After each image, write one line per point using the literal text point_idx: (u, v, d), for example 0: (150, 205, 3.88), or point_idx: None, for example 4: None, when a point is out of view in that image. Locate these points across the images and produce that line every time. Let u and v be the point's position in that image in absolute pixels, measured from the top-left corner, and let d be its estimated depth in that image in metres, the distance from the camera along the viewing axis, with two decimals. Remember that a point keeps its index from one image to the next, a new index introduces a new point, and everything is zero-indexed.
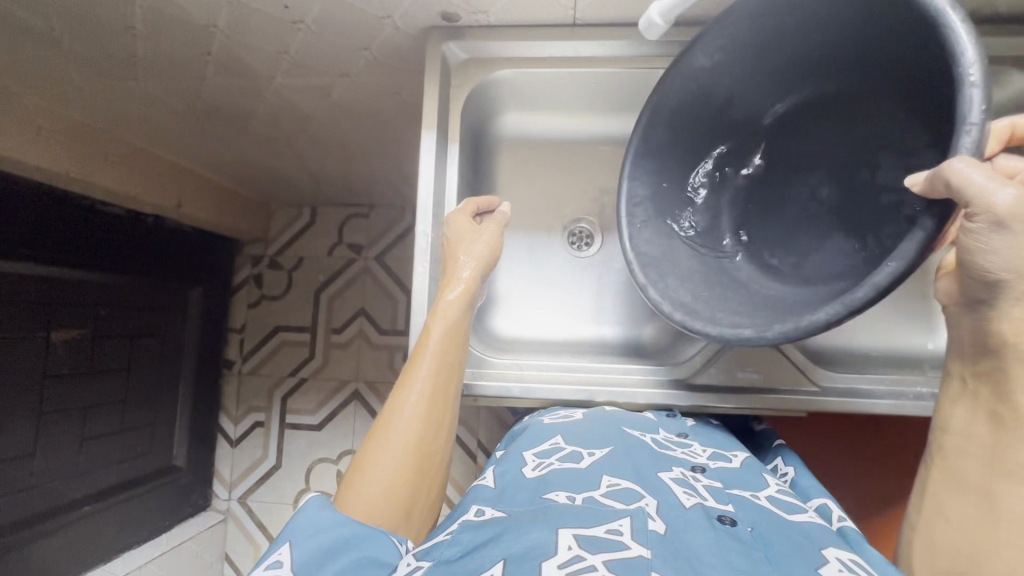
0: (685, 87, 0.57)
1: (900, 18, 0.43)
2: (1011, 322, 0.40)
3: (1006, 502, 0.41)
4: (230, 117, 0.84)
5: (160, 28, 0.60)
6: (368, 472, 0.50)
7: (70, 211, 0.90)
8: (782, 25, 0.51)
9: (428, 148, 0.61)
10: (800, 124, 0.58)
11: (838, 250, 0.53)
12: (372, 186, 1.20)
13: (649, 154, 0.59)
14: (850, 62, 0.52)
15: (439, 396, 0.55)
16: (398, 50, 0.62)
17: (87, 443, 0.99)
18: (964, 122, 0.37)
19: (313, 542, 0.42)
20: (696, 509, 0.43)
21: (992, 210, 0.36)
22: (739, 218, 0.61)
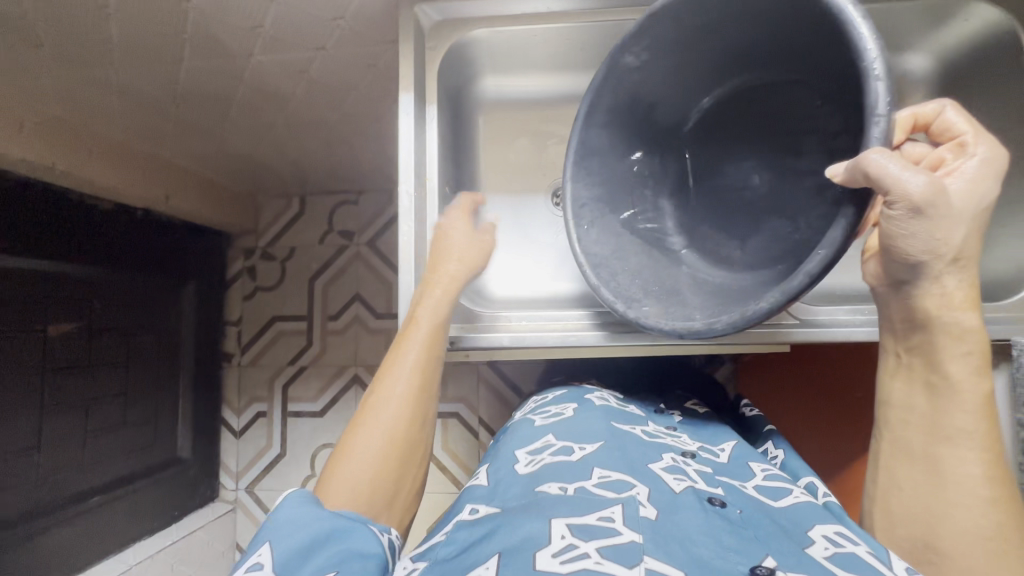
0: (618, 92, 0.57)
1: (810, 17, 0.45)
2: (934, 299, 0.43)
3: (950, 465, 0.44)
4: (209, 102, 0.84)
5: (133, 8, 0.60)
6: (351, 458, 0.51)
7: (58, 207, 0.91)
8: (708, 23, 0.52)
9: (407, 109, 0.61)
10: (727, 114, 0.59)
11: (772, 233, 0.53)
12: (359, 171, 1.20)
13: (591, 156, 0.59)
14: (768, 53, 0.53)
15: (424, 384, 0.56)
16: (371, 20, 0.63)
17: (90, 436, 1.00)
18: (873, 113, 0.37)
19: (298, 541, 0.42)
20: (686, 493, 0.44)
21: (909, 198, 0.37)
22: (681, 216, 0.61)
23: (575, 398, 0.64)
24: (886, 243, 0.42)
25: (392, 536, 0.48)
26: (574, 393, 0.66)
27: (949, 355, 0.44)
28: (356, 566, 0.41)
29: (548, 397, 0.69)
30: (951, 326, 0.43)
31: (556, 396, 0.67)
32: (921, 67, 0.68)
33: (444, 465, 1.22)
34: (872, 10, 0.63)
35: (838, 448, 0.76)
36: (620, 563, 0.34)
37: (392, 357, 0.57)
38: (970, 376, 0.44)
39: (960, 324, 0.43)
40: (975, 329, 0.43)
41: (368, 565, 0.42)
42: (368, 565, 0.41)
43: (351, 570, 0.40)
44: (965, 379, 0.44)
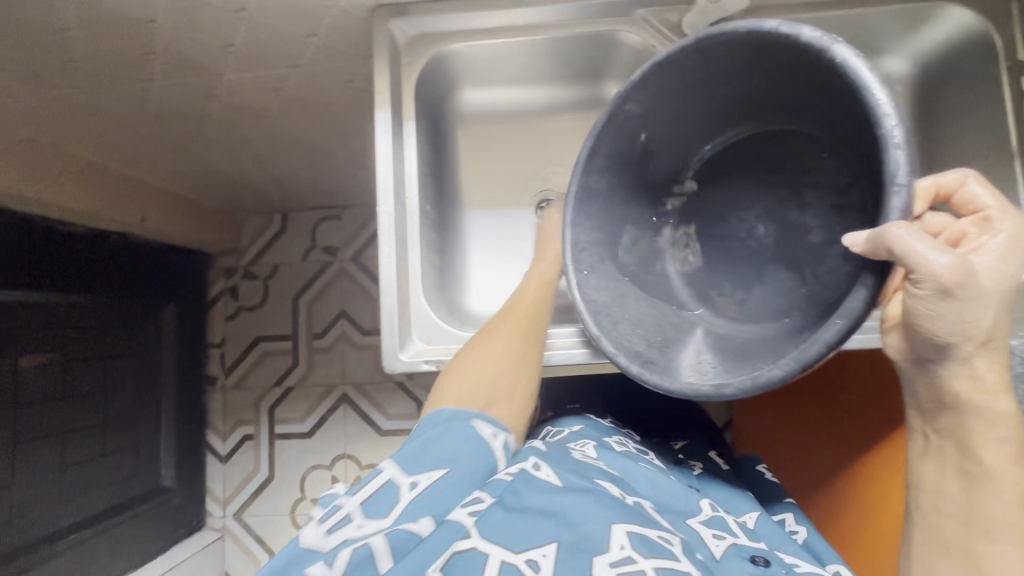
0: (620, 134, 0.54)
1: (818, 75, 0.44)
2: (965, 380, 0.42)
3: (991, 567, 0.43)
4: (182, 121, 0.82)
5: (95, 29, 0.59)
6: (467, 362, 0.57)
7: (29, 236, 0.88)
8: (716, 73, 0.50)
9: (384, 126, 0.60)
10: (731, 161, 0.57)
11: (779, 284, 0.52)
12: (341, 186, 1.18)
13: (590, 200, 0.56)
14: (778, 103, 0.51)
15: (531, 322, 0.60)
16: (345, 34, 0.62)
17: (67, 471, 0.96)
18: (895, 181, 0.37)
19: (414, 440, 0.49)
20: (729, 556, 0.46)
21: (936, 278, 0.37)
22: (684, 264, 0.59)
23: (594, 437, 0.61)
24: (912, 320, 0.41)
25: (506, 439, 0.53)
26: (593, 430, 0.63)
27: (982, 441, 0.43)
28: (465, 466, 0.48)
29: (566, 424, 0.66)
30: (983, 411, 0.43)
31: (570, 433, 0.63)
32: (899, 70, 0.69)
33: None
34: (853, 16, 0.62)
35: (831, 465, 0.75)
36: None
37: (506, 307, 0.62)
38: (1008, 466, 0.43)
39: (991, 409, 0.42)
40: (1010, 415, 0.42)
41: (476, 467, 0.48)
42: (476, 468, 0.48)
43: (460, 469, 0.47)
44: (1001, 468, 0.43)
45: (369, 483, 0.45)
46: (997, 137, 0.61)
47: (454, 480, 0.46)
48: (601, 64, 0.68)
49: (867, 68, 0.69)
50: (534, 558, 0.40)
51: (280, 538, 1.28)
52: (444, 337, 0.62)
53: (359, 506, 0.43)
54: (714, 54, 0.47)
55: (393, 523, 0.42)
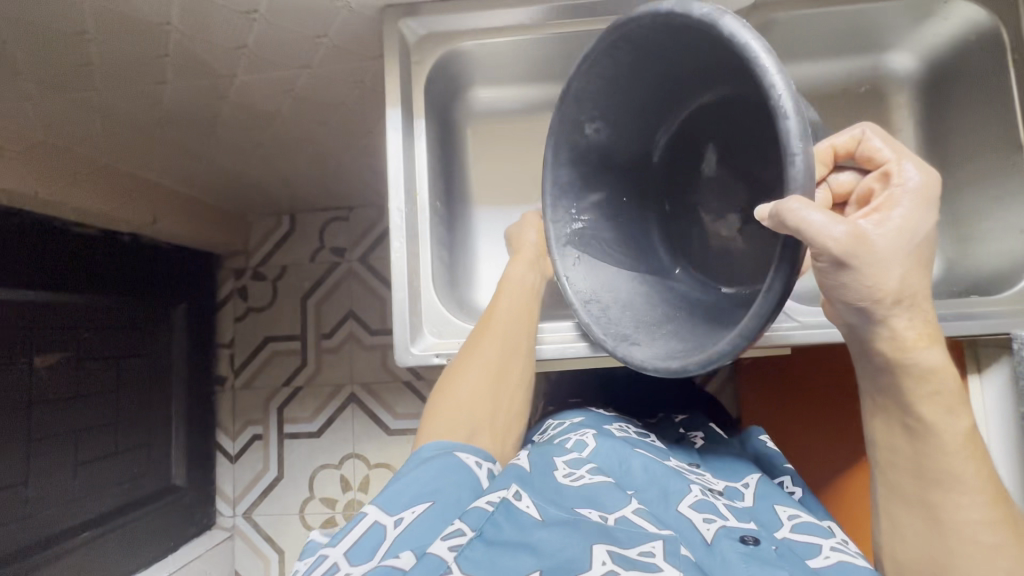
0: (574, 137, 0.56)
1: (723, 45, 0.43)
2: (887, 340, 0.41)
3: (947, 512, 0.43)
4: (193, 122, 0.83)
5: (110, 31, 0.60)
6: (454, 385, 0.58)
7: (44, 236, 0.89)
8: (642, 53, 0.49)
9: (394, 123, 0.61)
10: (693, 136, 0.58)
11: (756, 243, 0.54)
12: (350, 187, 1.19)
13: (566, 196, 0.57)
14: (720, 71, 0.49)
15: (517, 328, 0.60)
16: (356, 34, 0.63)
17: (80, 469, 0.97)
18: (789, 153, 0.35)
19: (397, 480, 0.48)
20: (720, 539, 0.45)
21: (832, 250, 0.35)
22: (671, 237, 0.61)
23: (594, 426, 0.62)
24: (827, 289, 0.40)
25: (491, 467, 0.54)
26: (593, 420, 0.64)
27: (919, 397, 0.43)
28: (449, 496, 0.47)
29: (565, 419, 0.66)
30: (913, 366, 0.42)
31: (573, 424, 0.64)
32: (906, 66, 0.69)
33: None
34: (861, 11, 0.62)
35: (842, 453, 0.75)
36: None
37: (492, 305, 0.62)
38: (942, 416, 0.43)
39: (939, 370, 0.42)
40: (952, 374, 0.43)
41: (462, 494, 0.48)
42: (462, 494, 0.48)
43: (444, 500, 0.46)
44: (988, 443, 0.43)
45: (353, 528, 0.43)
46: (1007, 132, 0.61)
47: (439, 510, 0.46)
48: None
49: (874, 65, 0.69)
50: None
51: (290, 537, 1.29)
52: (455, 331, 0.62)
53: (345, 554, 0.41)
54: (629, 38, 0.47)
55: (380, 561, 0.40)
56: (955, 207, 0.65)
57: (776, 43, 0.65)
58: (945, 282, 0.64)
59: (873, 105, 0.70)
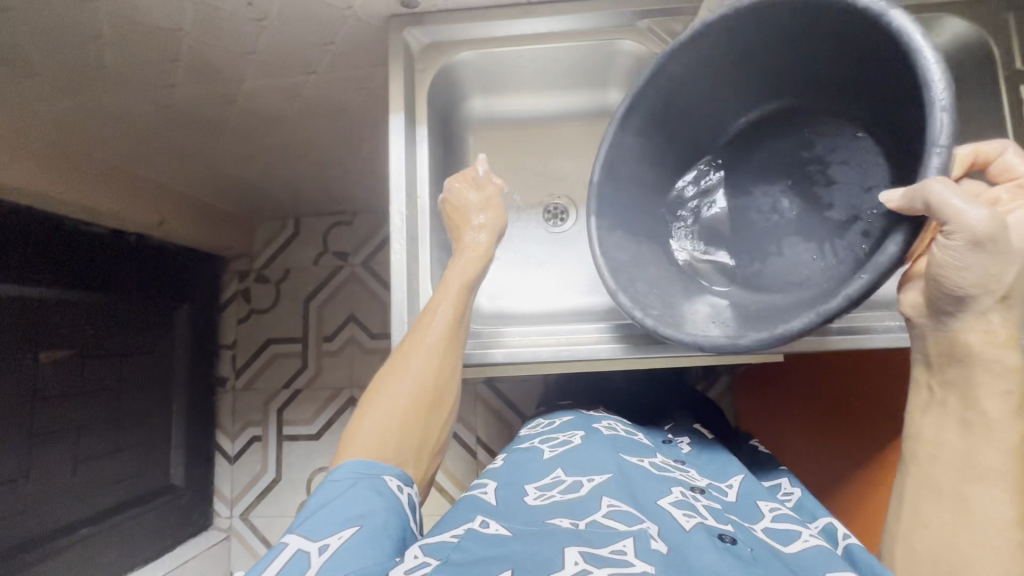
0: (655, 90, 0.56)
1: (863, 45, 0.44)
2: (979, 334, 0.41)
3: (980, 504, 0.41)
4: (202, 125, 0.85)
5: (124, 36, 0.62)
6: (381, 402, 0.54)
7: (53, 235, 0.91)
8: (771, 35, 0.50)
9: (397, 129, 0.62)
10: (763, 135, 0.57)
11: (795, 257, 0.52)
12: (354, 192, 1.21)
13: (624, 157, 0.59)
14: (825, 80, 0.51)
15: (448, 344, 0.56)
16: (362, 42, 0.64)
17: (80, 465, 0.98)
18: (934, 144, 0.37)
19: (319, 509, 0.44)
20: (697, 530, 0.43)
21: (969, 230, 0.37)
22: (704, 228, 0.61)
23: (582, 426, 0.63)
24: (934, 272, 0.41)
25: (411, 492, 0.50)
26: (581, 420, 0.65)
27: (986, 392, 0.42)
28: (378, 519, 0.43)
29: (556, 419, 0.67)
30: (992, 364, 0.41)
31: (563, 422, 0.65)
32: None
33: (440, 484, 1.20)
34: None
35: (840, 462, 0.75)
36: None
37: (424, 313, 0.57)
38: (1006, 418, 0.41)
39: (1002, 363, 0.41)
40: (1017, 369, 0.41)
41: (391, 519, 0.44)
42: (390, 519, 0.44)
43: (373, 524, 0.43)
44: None
45: (277, 558, 0.40)
46: None
47: (369, 532, 0.42)
48: (606, 73, 0.71)
49: None
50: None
51: None
52: None
53: None
54: (764, 14, 0.48)
55: None
56: None
57: None
58: None
59: None
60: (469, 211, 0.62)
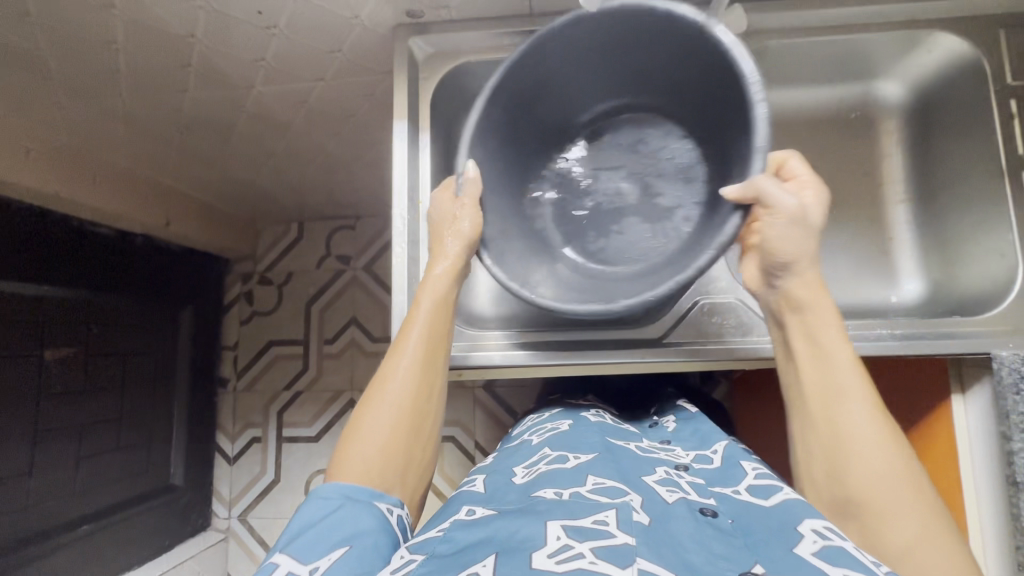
0: (527, 78, 0.58)
1: (701, 61, 0.54)
2: (803, 289, 0.50)
3: (842, 420, 0.47)
4: (211, 130, 0.87)
5: (137, 43, 0.64)
6: (362, 435, 0.51)
7: (61, 234, 0.92)
8: (633, 40, 0.56)
9: (401, 135, 0.64)
10: (605, 129, 0.67)
11: (633, 234, 0.63)
12: (357, 197, 1.23)
13: (491, 138, 0.60)
14: (668, 87, 0.61)
15: (432, 355, 0.56)
16: (368, 50, 0.66)
17: (82, 462, 0.99)
18: (757, 147, 0.47)
19: (305, 530, 0.43)
20: (679, 503, 0.43)
21: (785, 212, 0.47)
22: (556, 209, 0.67)
23: (571, 416, 0.64)
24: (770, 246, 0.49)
25: (401, 513, 0.48)
26: (569, 411, 0.66)
27: (822, 331, 0.49)
28: (367, 540, 0.42)
29: (545, 413, 0.69)
30: (819, 309, 0.49)
31: (550, 415, 0.67)
32: (896, 95, 0.69)
33: (439, 488, 1.21)
34: (851, 41, 0.63)
35: None
36: (613, 563, 0.35)
37: (398, 337, 0.56)
38: (837, 342, 0.49)
39: (827, 306, 0.49)
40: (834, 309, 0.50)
41: (380, 539, 0.43)
42: (379, 539, 0.43)
43: (362, 545, 0.42)
44: None
45: None
46: (986, 161, 0.61)
47: (356, 554, 0.41)
48: None
49: (864, 92, 0.70)
50: (474, 572, 0.35)
51: None
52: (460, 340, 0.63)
53: None
54: (630, 22, 0.54)
55: None
56: (945, 228, 0.65)
57: (766, 68, 0.66)
58: (929, 304, 0.65)
59: (863, 131, 0.70)
60: (443, 221, 0.57)
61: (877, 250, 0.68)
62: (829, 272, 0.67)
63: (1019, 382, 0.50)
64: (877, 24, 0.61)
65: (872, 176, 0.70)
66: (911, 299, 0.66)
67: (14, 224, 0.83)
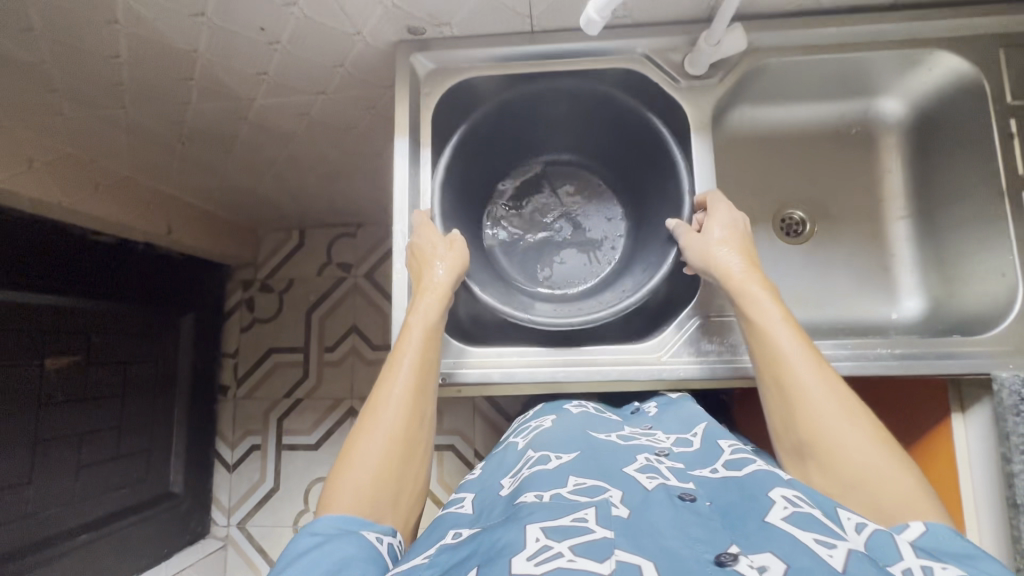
0: (482, 132, 0.71)
1: (628, 126, 0.71)
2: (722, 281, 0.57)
3: (788, 380, 0.51)
4: (213, 140, 0.87)
5: (141, 56, 0.64)
6: (354, 463, 0.51)
7: (64, 244, 0.92)
8: (576, 106, 0.71)
9: (401, 151, 0.63)
10: (539, 177, 0.80)
11: (575, 263, 0.76)
12: (359, 205, 1.23)
13: (455, 181, 0.70)
14: (607, 152, 0.76)
15: (421, 384, 0.56)
16: (371, 65, 0.66)
17: (82, 471, 0.99)
18: (685, 191, 0.64)
19: (291, 565, 0.42)
20: (658, 489, 0.43)
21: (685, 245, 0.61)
22: (507, 244, 0.77)
23: (555, 409, 0.64)
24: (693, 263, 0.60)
25: (392, 543, 0.48)
26: (553, 404, 0.66)
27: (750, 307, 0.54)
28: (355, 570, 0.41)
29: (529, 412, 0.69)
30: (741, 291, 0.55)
31: (535, 413, 0.67)
32: (896, 112, 0.70)
33: (438, 497, 1.20)
34: (853, 60, 0.63)
35: None
36: (591, 558, 0.34)
37: (388, 364, 0.57)
38: (762, 306, 0.53)
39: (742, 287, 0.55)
40: (747, 283, 0.55)
41: (369, 568, 0.42)
42: (368, 568, 0.42)
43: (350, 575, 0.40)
44: None
45: None
46: (983, 178, 0.61)
47: None
48: None
49: (864, 109, 0.70)
50: None
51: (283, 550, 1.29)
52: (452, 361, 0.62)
53: None
54: (578, 91, 0.68)
55: None
56: (944, 246, 0.65)
57: (766, 85, 0.67)
58: (928, 321, 0.64)
59: (862, 147, 0.71)
60: (432, 255, 0.60)
61: (876, 266, 0.68)
62: (828, 286, 0.68)
63: (1019, 404, 0.50)
64: (877, 42, 0.61)
65: (871, 193, 0.70)
66: (911, 316, 0.66)
67: (17, 234, 0.84)
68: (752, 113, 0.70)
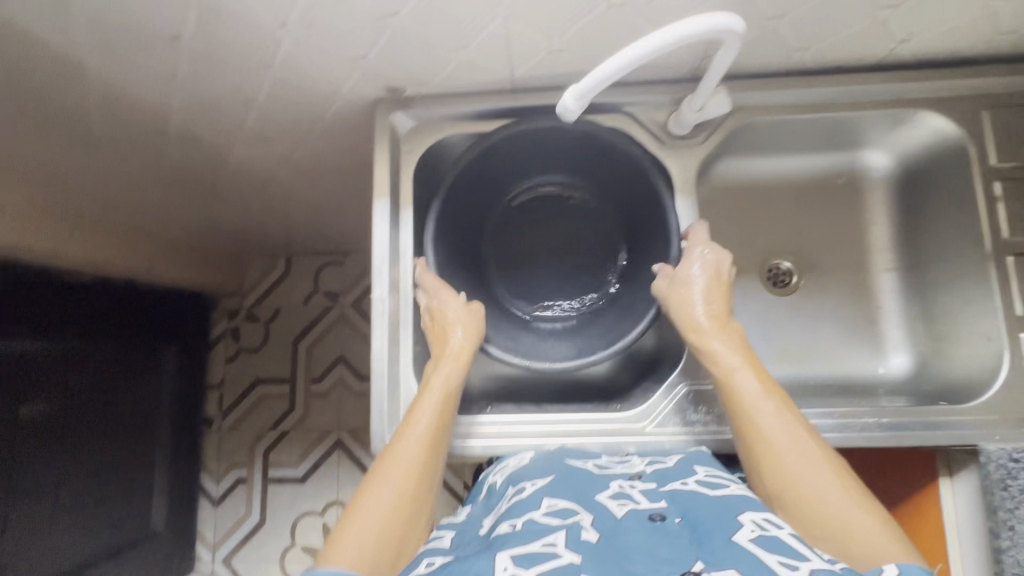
0: (470, 172, 0.65)
1: (614, 160, 0.65)
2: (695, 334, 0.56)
3: (749, 430, 0.50)
4: (193, 182, 0.85)
5: (114, 112, 0.62)
6: (359, 517, 0.48)
7: (40, 290, 0.90)
8: (562, 142, 0.66)
9: (381, 212, 0.62)
10: (529, 206, 0.73)
11: (572, 300, 0.71)
12: (346, 236, 1.22)
13: (444, 227, 0.65)
14: (601, 178, 0.70)
15: (435, 443, 0.55)
16: (351, 118, 0.65)
17: (59, 517, 0.96)
18: (674, 237, 0.61)
19: None
20: (629, 515, 0.43)
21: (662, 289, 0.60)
22: (506, 281, 0.72)
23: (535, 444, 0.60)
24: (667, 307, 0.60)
25: None
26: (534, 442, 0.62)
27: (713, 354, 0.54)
28: None
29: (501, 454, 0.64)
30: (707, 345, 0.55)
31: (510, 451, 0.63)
32: (883, 164, 0.69)
33: None
34: (840, 117, 0.62)
35: None
36: None
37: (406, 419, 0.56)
38: (723, 350, 0.54)
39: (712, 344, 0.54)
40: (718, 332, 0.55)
41: None
42: None
43: None
44: None
45: None
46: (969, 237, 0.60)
47: None
48: None
49: (850, 159, 0.70)
50: None
51: None
52: None
53: None
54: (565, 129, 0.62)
55: None
56: (931, 302, 0.65)
57: (754, 137, 0.66)
58: (916, 379, 0.65)
59: (848, 197, 0.70)
60: (455, 321, 0.61)
61: (862, 319, 0.67)
62: (816, 341, 0.67)
63: (1005, 478, 0.50)
64: (864, 102, 0.61)
65: (859, 245, 0.69)
66: (899, 371, 0.66)
67: None
68: (738, 164, 0.70)
